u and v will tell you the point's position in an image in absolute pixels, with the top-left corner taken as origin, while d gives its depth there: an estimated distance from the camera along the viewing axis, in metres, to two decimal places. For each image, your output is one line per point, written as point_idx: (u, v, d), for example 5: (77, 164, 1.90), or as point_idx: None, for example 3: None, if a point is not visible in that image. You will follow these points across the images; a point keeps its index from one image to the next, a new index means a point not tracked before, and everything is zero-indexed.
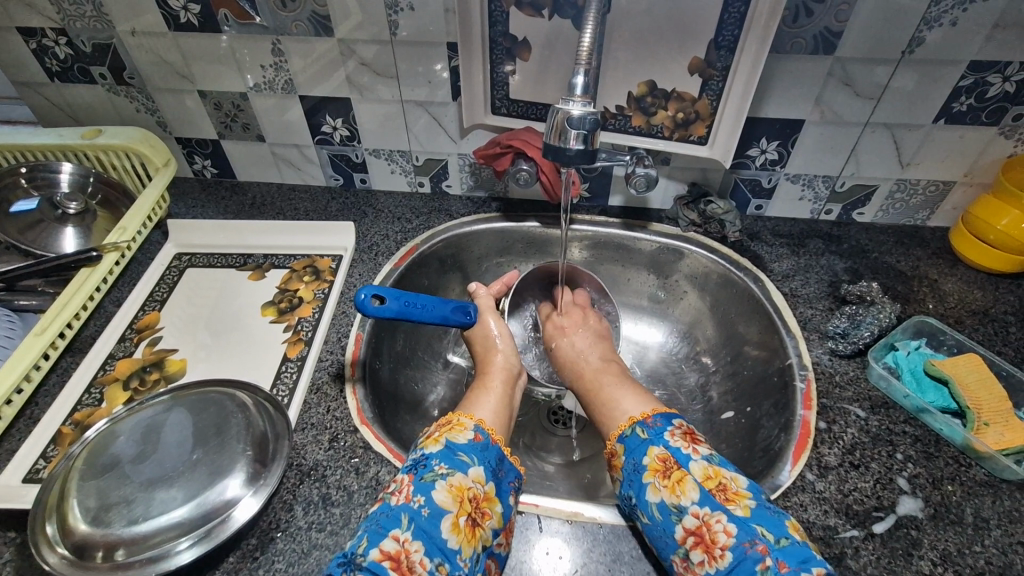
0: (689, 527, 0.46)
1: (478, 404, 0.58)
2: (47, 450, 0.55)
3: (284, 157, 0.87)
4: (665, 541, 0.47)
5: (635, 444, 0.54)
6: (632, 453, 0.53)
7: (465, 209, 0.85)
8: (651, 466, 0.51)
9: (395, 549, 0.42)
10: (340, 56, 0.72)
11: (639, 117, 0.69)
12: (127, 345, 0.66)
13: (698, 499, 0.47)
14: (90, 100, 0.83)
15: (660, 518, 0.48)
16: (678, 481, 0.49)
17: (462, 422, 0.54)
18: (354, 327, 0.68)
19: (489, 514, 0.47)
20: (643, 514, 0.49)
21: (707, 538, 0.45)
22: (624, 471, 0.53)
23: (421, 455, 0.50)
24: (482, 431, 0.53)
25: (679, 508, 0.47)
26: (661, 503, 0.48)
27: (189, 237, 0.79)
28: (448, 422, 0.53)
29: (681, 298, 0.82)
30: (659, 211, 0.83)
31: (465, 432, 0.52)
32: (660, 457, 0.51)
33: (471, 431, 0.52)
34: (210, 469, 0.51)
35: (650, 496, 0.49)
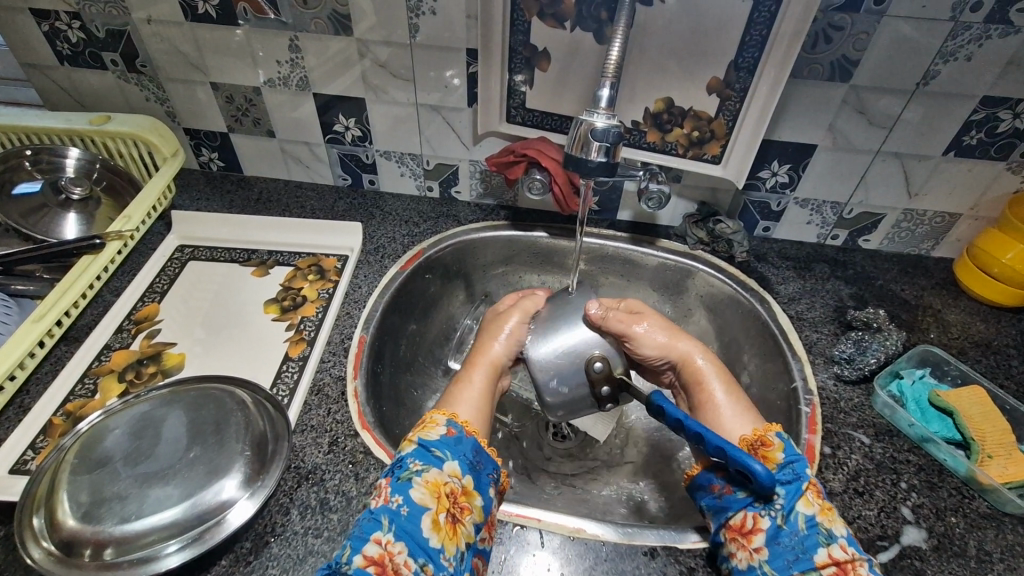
0: (838, 556, 0.43)
1: (458, 401, 0.56)
2: (37, 440, 0.54)
3: (293, 154, 0.86)
4: (799, 554, 0.44)
5: (794, 452, 0.49)
6: (793, 458, 0.48)
7: (473, 215, 0.84)
8: (812, 481, 0.47)
9: (378, 553, 0.41)
10: (357, 56, 0.71)
11: (654, 134, 0.69)
12: (124, 336, 0.65)
13: (849, 537, 0.44)
14: (99, 86, 0.82)
15: (805, 531, 0.44)
16: (833, 511, 0.46)
17: (434, 418, 0.53)
18: (357, 329, 0.67)
19: (468, 508, 0.46)
20: (783, 517, 0.46)
21: (850, 574, 0.42)
22: (772, 467, 0.48)
23: (396, 457, 0.49)
24: (455, 425, 0.52)
25: (831, 535, 0.44)
26: (812, 518, 0.45)
27: (192, 229, 0.78)
28: (421, 421, 0.52)
29: (685, 315, 0.81)
30: (667, 228, 0.83)
31: (437, 428, 0.51)
32: (815, 478, 0.48)
33: (444, 426, 0.51)
34: (207, 467, 0.50)
35: (801, 506, 0.45)
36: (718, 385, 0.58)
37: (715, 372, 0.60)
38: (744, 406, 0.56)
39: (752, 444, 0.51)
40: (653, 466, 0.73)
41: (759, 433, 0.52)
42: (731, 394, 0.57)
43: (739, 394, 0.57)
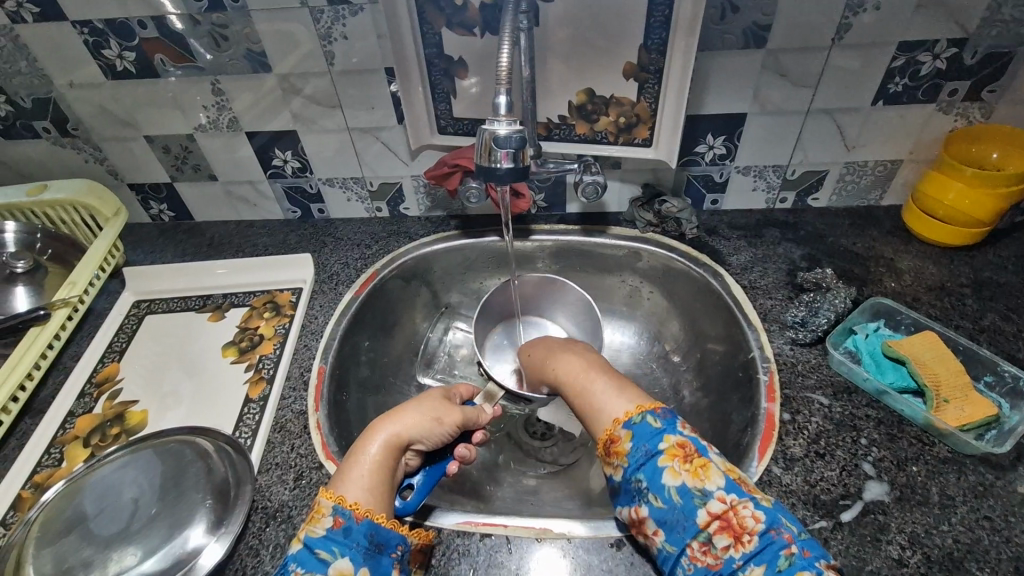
0: (715, 510, 0.43)
1: (356, 470, 0.49)
2: (7, 516, 0.55)
3: (239, 195, 0.86)
4: (685, 523, 0.44)
5: (645, 430, 0.49)
6: (644, 439, 0.48)
7: (425, 229, 0.85)
8: (670, 450, 0.47)
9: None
10: (281, 91, 0.72)
11: (582, 125, 0.70)
12: (86, 401, 0.65)
13: (725, 484, 0.44)
14: (37, 156, 0.82)
15: (681, 502, 0.45)
16: (703, 466, 0.45)
17: (320, 504, 0.46)
18: (316, 360, 0.67)
19: None
20: (657, 497, 0.46)
21: (734, 523, 0.43)
22: (629, 457, 0.48)
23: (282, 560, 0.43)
24: (344, 511, 0.45)
25: (705, 492, 0.44)
26: (682, 486, 0.45)
27: (147, 284, 0.79)
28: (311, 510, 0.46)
29: (646, 299, 0.82)
30: (617, 214, 0.83)
31: (323, 520, 0.44)
32: (678, 442, 0.47)
33: (330, 516, 0.44)
34: (169, 521, 0.52)
35: (668, 480, 0.46)
36: (591, 379, 0.58)
37: (583, 365, 0.60)
38: (618, 384, 0.56)
39: (606, 444, 0.51)
40: None
41: (610, 429, 0.51)
42: (607, 380, 0.57)
43: (614, 379, 0.57)
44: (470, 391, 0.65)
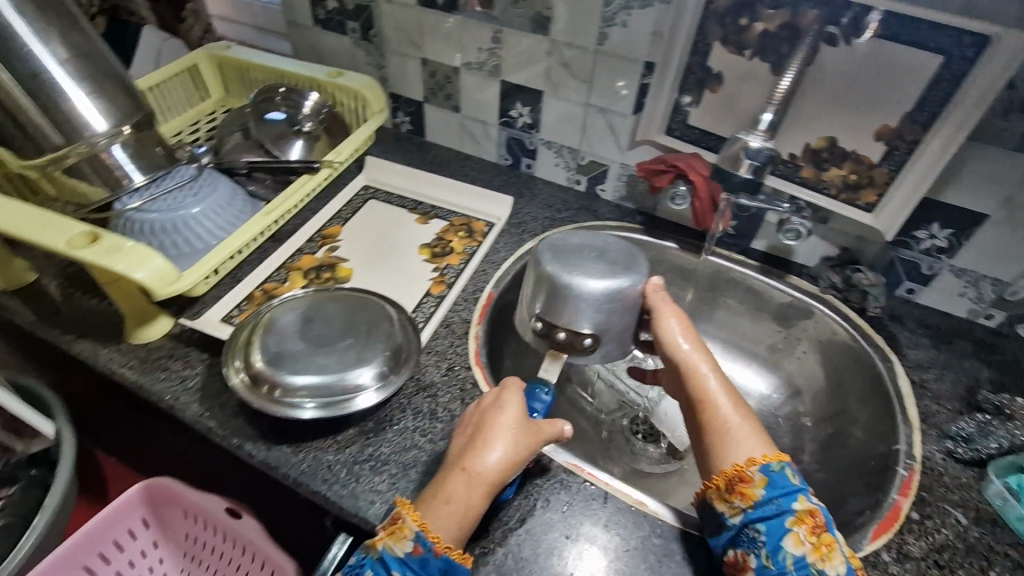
0: None
1: (449, 502, 0.48)
2: (242, 304, 0.71)
3: (469, 130, 0.98)
4: None
5: (782, 483, 0.49)
6: (778, 493, 0.49)
7: (612, 214, 0.91)
8: (799, 516, 0.48)
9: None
10: (547, 54, 0.81)
11: (809, 170, 0.71)
12: (313, 245, 0.81)
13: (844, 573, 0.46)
14: (336, 48, 1.01)
15: (794, 571, 0.46)
16: (828, 545, 0.47)
17: (403, 522, 0.47)
18: (489, 285, 0.77)
19: None
20: (768, 556, 0.47)
21: None
22: (756, 503, 0.49)
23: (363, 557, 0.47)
24: (423, 542, 0.46)
25: (821, 572, 0.45)
26: (801, 557, 0.46)
27: (377, 175, 0.93)
28: (393, 520, 0.47)
29: (797, 357, 0.81)
30: (800, 266, 0.82)
31: (404, 542, 0.46)
32: (807, 510, 0.48)
33: (411, 541, 0.46)
34: (356, 356, 0.62)
35: (789, 544, 0.47)
36: (727, 405, 0.55)
37: (718, 387, 0.57)
38: (751, 423, 0.54)
39: (730, 478, 0.51)
40: None
41: (740, 465, 0.51)
42: (745, 419, 0.55)
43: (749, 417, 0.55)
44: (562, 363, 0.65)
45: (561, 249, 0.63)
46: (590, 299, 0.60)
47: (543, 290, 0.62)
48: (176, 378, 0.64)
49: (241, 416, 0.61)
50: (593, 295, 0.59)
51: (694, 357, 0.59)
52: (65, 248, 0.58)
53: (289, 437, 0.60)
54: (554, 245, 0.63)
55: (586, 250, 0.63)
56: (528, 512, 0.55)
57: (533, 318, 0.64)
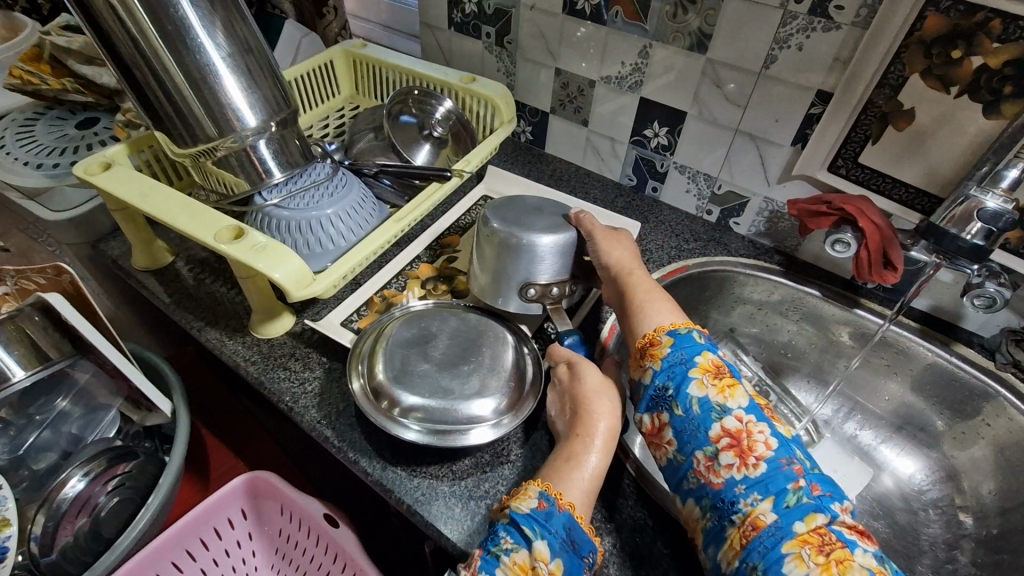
0: (729, 427, 0.46)
1: (571, 471, 0.49)
2: (361, 309, 0.70)
3: (594, 146, 0.93)
4: (697, 434, 0.47)
5: (689, 341, 0.51)
6: (682, 348, 0.51)
7: (745, 250, 0.83)
8: (703, 365, 0.49)
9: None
10: (701, 75, 0.75)
11: (1011, 230, 0.60)
12: (431, 254, 0.79)
13: (746, 407, 0.47)
14: (466, 52, 0.99)
15: (699, 413, 0.47)
16: (729, 385, 0.48)
17: (527, 487, 0.48)
18: (613, 317, 0.73)
19: None
20: (678, 407, 0.48)
21: (743, 442, 0.45)
22: (662, 361, 0.51)
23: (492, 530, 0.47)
24: (548, 498, 0.46)
25: (724, 408, 0.47)
26: (705, 398, 0.47)
27: (498, 184, 0.90)
28: (517, 488, 0.48)
29: (956, 437, 0.71)
30: (971, 334, 0.72)
31: (529, 500, 0.46)
32: (712, 361, 0.50)
33: (536, 498, 0.46)
34: (478, 381, 0.58)
35: (694, 390, 0.48)
36: (651, 304, 0.57)
37: (645, 280, 0.61)
38: (670, 306, 0.57)
39: (643, 346, 0.53)
40: None
41: (650, 335, 0.53)
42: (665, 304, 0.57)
43: (666, 298, 0.58)
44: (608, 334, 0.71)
45: (504, 212, 0.66)
46: (549, 247, 0.64)
47: (489, 243, 0.65)
48: (295, 380, 0.63)
49: (357, 428, 0.59)
50: (553, 244, 0.64)
51: (625, 259, 0.63)
52: (212, 241, 0.58)
53: (405, 459, 0.57)
54: (498, 211, 0.66)
55: (531, 211, 0.67)
56: None
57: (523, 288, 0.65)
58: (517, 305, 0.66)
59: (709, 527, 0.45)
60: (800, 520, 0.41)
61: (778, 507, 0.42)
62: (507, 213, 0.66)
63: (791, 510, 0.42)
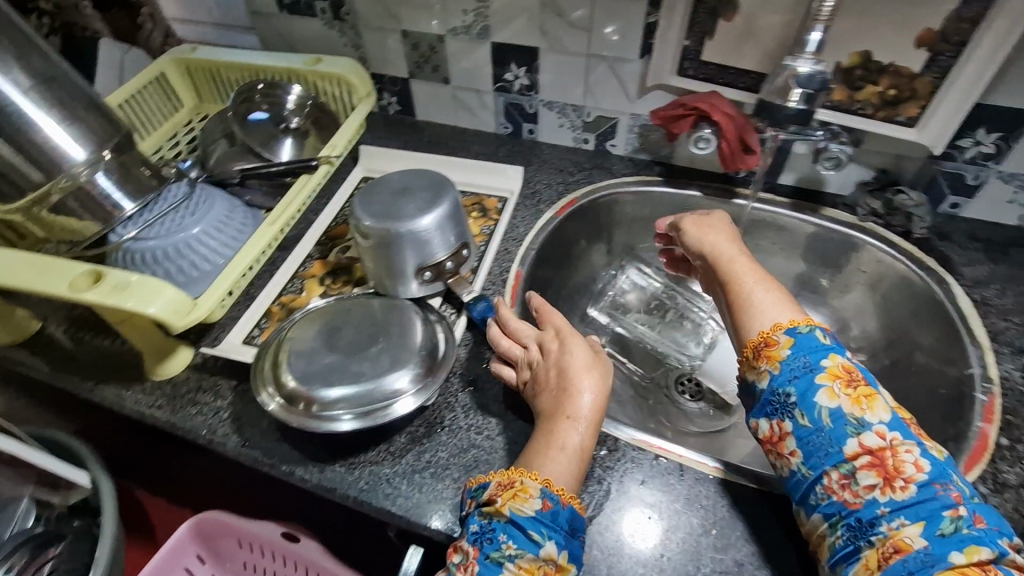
0: (869, 444, 0.45)
1: (553, 453, 0.49)
2: (261, 321, 0.68)
3: (463, 101, 0.92)
4: (829, 449, 0.46)
5: (811, 342, 0.50)
6: (804, 351, 0.50)
7: (627, 169, 0.86)
8: (832, 372, 0.48)
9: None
10: (540, 7, 0.75)
11: (842, 91, 0.65)
12: (322, 249, 0.76)
13: (888, 423, 0.46)
14: (308, 33, 0.93)
15: (831, 425, 0.46)
16: (867, 396, 0.47)
17: (524, 483, 0.47)
18: (514, 263, 0.73)
19: None
20: (805, 416, 0.48)
21: (888, 463, 0.44)
22: (781, 364, 0.50)
23: (485, 523, 0.46)
24: (550, 496, 0.46)
25: (862, 422, 0.46)
26: (837, 410, 0.47)
27: (375, 162, 0.87)
28: (511, 483, 0.47)
29: (841, 291, 0.78)
30: (835, 196, 0.78)
31: (531, 500, 0.45)
32: (841, 366, 0.49)
33: (538, 498, 0.45)
34: (391, 358, 0.58)
35: (823, 400, 0.47)
36: (753, 282, 0.57)
37: (749, 267, 0.59)
38: (777, 293, 0.56)
39: (758, 346, 0.53)
40: None
41: (765, 333, 0.52)
42: (769, 290, 0.56)
43: (777, 288, 0.56)
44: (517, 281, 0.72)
45: (375, 206, 0.64)
46: (433, 233, 0.64)
47: (376, 247, 0.64)
48: (210, 411, 0.60)
49: (286, 439, 0.58)
50: (434, 223, 0.63)
51: (721, 246, 0.62)
52: (69, 292, 0.54)
53: (341, 454, 0.56)
54: (370, 208, 0.64)
55: (400, 194, 0.65)
56: (604, 497, 0.53)
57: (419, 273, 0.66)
58: (422, 290, 0.68)
59: (839, 544, 0.44)
60: (958, 551, 0.40)
61: (929, 533, 0.41)
62: (377, 205, 0.64)
63: (947, 539, 0.40)
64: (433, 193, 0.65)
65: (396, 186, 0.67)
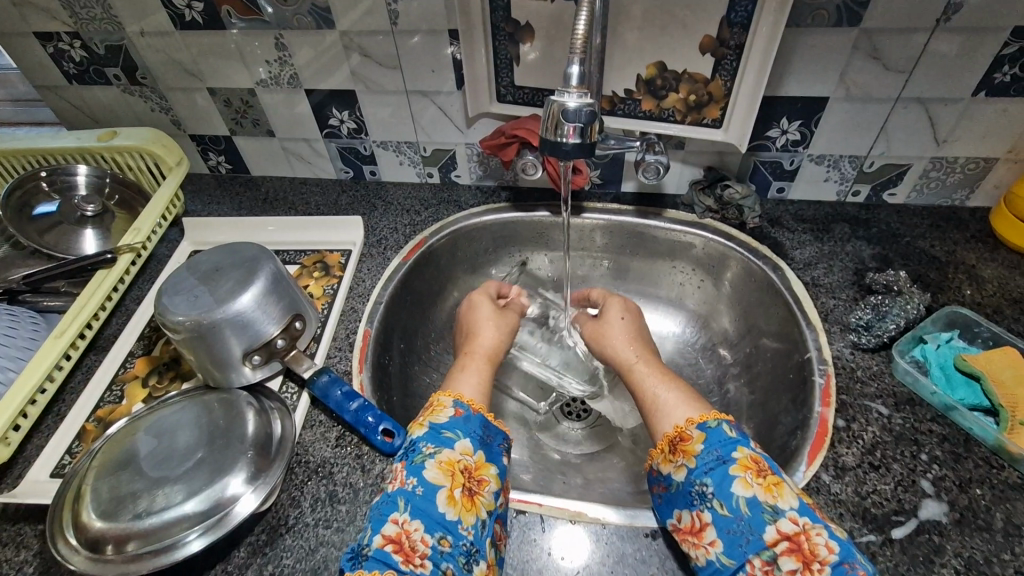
0: (786, 530, 0.42)
1: (460, 380, 0.58)
2: (73, 446, 0.59)
3: (295, 152, 0.86)
4: (750, 536, 0.43)
5: (719, 436, 0.48)
6: (716, 444, 0.48)
7: (475, 199, 0.83)
8: (742, 462, 0.46)
9: (396, 532, 0.43)
10: (343, 49, 0.71)
11: (649, 101, 0.66)
12: (145, 343, 0.68)
13: (799, 507, 0.43)
14: (107, 102, 0.85)
15: (749, 514, 0.44)
16: (777, 483, 0.45)
17: (441, 400, 0.54)
18: (362, 323, 0.68)
19: (485, 481, 0.48)
20: (723, 505, 0.45)
21: (805, 547, 0.41)
22: (697, 459, 0.48)
23: (409, 441, 0.50)
24: (463, 405, 0.53)
25: (777, 509, 0.43)
26: (753, 498, 0.44)
27: (204, 234, 0.80)
28: (429, 405, 0.54)
29: (697, 287, 0.79)
30: (674, 196, 0.79)
31: (446, 410, 0.52)
32: (750, 457, 0.47)
33: (451, 407, 0.53)
34: (213, 466, 0.52)
35: (738, 489, 0.45)
36: (656, 385, 0.58)
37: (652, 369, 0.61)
38: (681, 389, 0.57)
39: (673, 440, 0.50)
40: None
41: (679, 427, 0.51)
42: (673, 387, 0.57)
43: (680, 386, 0.57)
44: (365, 339, 0.67)
45: (183, 292, 0.58)
46: (254, 314, 0.58)
47: (192, 341, 0.57)
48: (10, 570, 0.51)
49: None
50: (256, 301, 0.58)
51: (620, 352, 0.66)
52: None
53: None
54: (177, 296, 0.58)
55: (211, 275, 0.59)
56: None
57: (247, 358, 0.59)
58: (257, 375, 0.61)
59: None
60: None
61: None
62: (185, 291, 0.58)
63: None
64: (248, 267, 0.60)
65: (207, 268, 0.60)
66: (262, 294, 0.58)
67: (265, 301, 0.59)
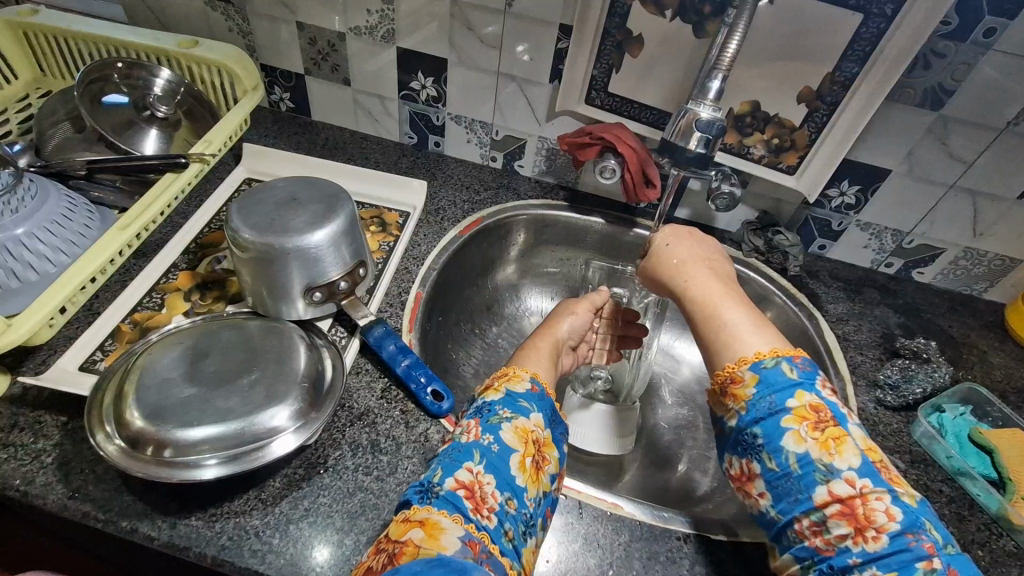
0: (840, 492, 0.42)
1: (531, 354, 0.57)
2: (106, 343, 0.57)
3: (364, 106, 0.86)
4: (798, 495, 0.43)
5: (776, 379, 0.46)
6: (769, 391, 0.46)
7: (533, 191, 0.85)
8: (798, 413, 0.45)
9: (469, 480, 0.43)
10: (449, 16, 0.72)
11: (732, 135, 0.69)
12: (190, 258, 0.66)
13: (858, 467, 0.42)
14: (186, 11, 0.83)
15: (799, 471, 0.43)
16: (836, 439, 0.43)
17: (517, 371, 0.53)
18: (414, 285, 0.68)
19: (548, 459, 0.48)
20: (771, 459, 0.45)
21: (858, 512, 0.41)
22: (748, 404, 0.47)
23: (482, 403, 0.50)
24: (538, 383, 0.52)
25: (830, 469, 0.42)
26: (805, 455, 0.43)
27: (260, 163, 0.79)
28: (505, 372, 0.53)
29: None
30: (722, 231, 0.83)
31: (522, 381, 0.51)
32: (811, 406, 0.45)
33: (529, 381, 0.52)
34: (266, 391, 0.51)
35: (790, 444, 0.44)
36: (723, 304, 0.54)
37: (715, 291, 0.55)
38: (751, 314, 0.52)
39: (724, 382, 0.49)
40: (675, 460, 0.74)
41: (729, 368, 0.49)
42: (744, 311, 0.53)
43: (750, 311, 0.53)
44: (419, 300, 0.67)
45: (248, 216, 0.56)
46: (324, 253, 0.56)
47: (257, 264, 0.55)
48: (26, 456, 0.49)
49: (128, 489, 0.48)
50: (327, 240, 0.56)
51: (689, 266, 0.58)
52: None
53: (199, 505, 0.48)
54: (244, 219, 0.56)
55: (283, 206, 0.58)
56: None
57: (308, 293, 0.58)
58: (309, 312, 0.60)
59: None
60: None
61: None
62: (252, 217, 0.56)
63: None
64: (326, 207, 0.58)
65: (278, 198, 0.59)
66: (336, 233, 0.57)
67: (337, 241, 0.57)
